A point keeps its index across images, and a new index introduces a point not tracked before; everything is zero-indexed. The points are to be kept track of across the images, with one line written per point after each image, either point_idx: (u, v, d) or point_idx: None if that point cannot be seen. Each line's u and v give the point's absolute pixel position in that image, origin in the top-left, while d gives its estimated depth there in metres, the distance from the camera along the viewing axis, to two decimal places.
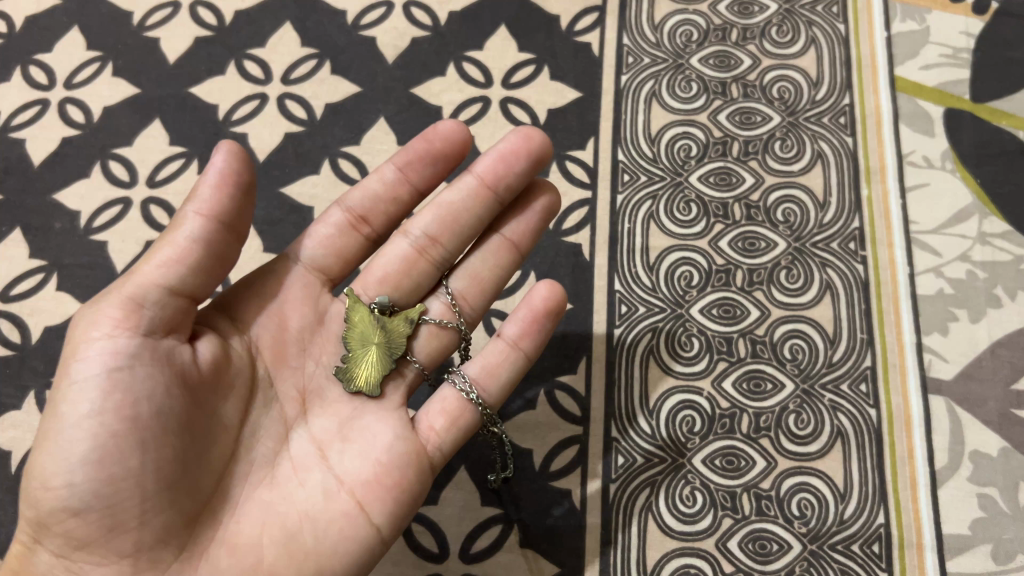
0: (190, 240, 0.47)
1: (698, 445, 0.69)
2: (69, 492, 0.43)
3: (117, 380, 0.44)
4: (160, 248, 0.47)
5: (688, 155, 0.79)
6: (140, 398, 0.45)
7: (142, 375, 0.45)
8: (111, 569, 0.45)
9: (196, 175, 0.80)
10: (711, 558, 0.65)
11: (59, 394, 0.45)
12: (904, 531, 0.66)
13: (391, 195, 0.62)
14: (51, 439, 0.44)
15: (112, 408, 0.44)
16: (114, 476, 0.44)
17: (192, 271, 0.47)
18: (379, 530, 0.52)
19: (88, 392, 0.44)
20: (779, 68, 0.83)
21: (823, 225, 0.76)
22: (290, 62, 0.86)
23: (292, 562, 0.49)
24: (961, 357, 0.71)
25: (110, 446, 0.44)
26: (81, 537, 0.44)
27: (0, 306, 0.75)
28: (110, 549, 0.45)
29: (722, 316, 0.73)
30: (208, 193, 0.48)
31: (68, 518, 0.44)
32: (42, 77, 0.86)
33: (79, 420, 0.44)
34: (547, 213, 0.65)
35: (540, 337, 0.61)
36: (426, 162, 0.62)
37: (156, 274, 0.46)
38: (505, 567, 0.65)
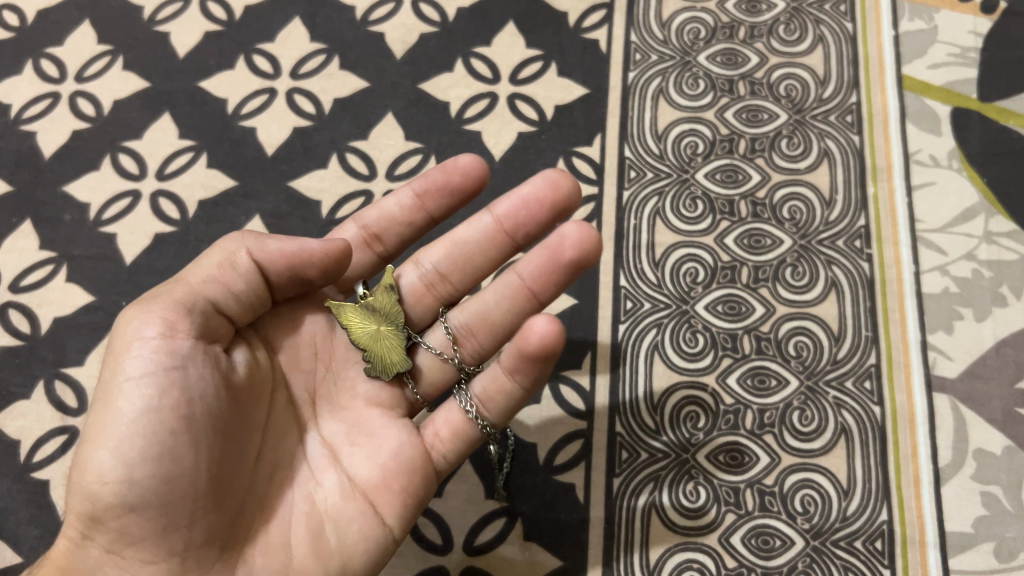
0: (245, 271, 0.52)
1: (702, 441, 0.69)
2: (126, 488, 0.44)
3: (173, 379, 0.46)
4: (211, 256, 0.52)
5: (695, 152, 0.80)
6: (195, 397, 0.47)
7: (196, 374, 0.47)
8: (160, 567, 0.46)
9: (205, 168, 0.81)
10: (714, 553, 0.66)
11: (109, 389, 0.46)
12: (907, 528, 0.66)
13: (406, 219, 0.63)
14: (104, 433, 0.45)
15: (170, 405, 0.46)
16: (170, 475, 0.45)
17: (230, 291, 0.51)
18: (390, 528, 0.53)
19: (142, 389, 0.46)
20: (787, 66, 0.83)
21: (828, 222, 0.76)
22: (299, 57, 0.86)
23: (317, 560, 0.50)
24: (966, 355, 0.71)
25: (166, 443, 0.45)
26: (135, 533, 0.45)
27: (11, 297, 0.76)
28: (162, 548, 0.45)
29: (727, 313, 0.73)
30: (275, 248, 0.53)
31: (121, 514, 0.45)
32: (52, 71, 0.86)
33: (133, 419, 0.45)
34: (571, 269, 0.58)
35: (535, 373, 0.54)
36: (443, 193, 0.63)
37: (221, 279, 0.51)
38: (508, 559, 0.66)
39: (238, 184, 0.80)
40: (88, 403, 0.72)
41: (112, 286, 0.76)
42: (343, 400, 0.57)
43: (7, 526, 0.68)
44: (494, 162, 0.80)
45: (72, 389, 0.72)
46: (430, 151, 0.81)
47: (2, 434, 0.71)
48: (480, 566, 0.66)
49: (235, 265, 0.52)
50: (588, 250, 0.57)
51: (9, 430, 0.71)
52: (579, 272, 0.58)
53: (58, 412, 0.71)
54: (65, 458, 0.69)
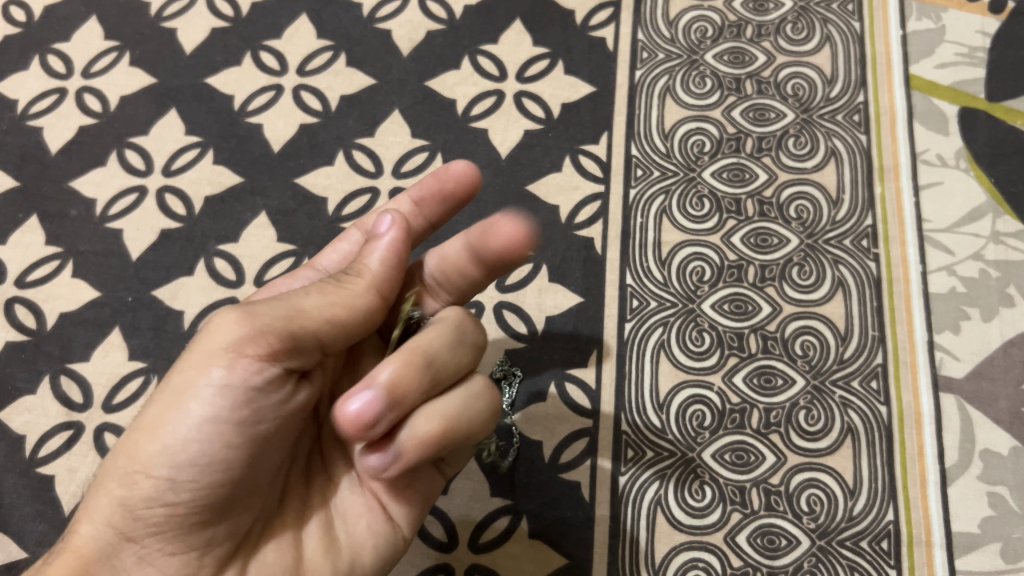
0: (364, 295, 0.46)
1: (708, 440, 0.69)
2: (168, 485, 0.44)
3: (248, 399, 0.44)
4: (330, 290, 0.46)
5: (702, 151, 0.80)
6: (260, 418, 0.45)
7: (269, 401, 0.45)
8: (177, 560, 0.46)
9: (212, 165, 0.81)
10: (720, 552, 0.66)
11: (182, 388, 0.45)
12: (913, 529, 0.66)
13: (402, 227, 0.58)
14: (165, 430, 0.45)
15: (236, 423, 0.44)
16: (215, 484, 0.44)
17: (341, 328, 0.45)
18: (399, 525, 0.52)
19: (214, 399, 0.44)
20: (794, 66, 0.83)
21: (836, 221, 0.76)
22: (305, 53, 0.86)
23: (327, 556, 0.49)
24: (973, 355, 0.71)
25: (222, 457, 0.44)
26: (162, 525, 0.45)
27: (17, 292, 0.76)
28: (185, 543, 0.45)
29: (733, 312, 0.73)
30: (378, 265, 0.47)
31: (155, 507, 0.45)
32: (60, 67, 0.86)
33: (198, 425, 0.44)
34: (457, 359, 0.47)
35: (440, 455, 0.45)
36: (438, 199, 0.57)
37: (336, 315, 0.45)
38: (513, 557, 0.66)
39: (244, 180, 0.80)
40: (94, 398, 0.72)
41: (117, 281, 0.76)
42: None
43: (12, 521, 0.68)
44: (501, 160, 0.80)
45: (78, 385, 0.72)
46: (436, 148, 0.81)
47: (8, 429, 0.71)
48: (485, 564, 0.66)
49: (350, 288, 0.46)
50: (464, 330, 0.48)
51: (14, 425, 0.71)
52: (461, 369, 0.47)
53: (64, 408, 0.71)
54: (70, 453, 0.69)
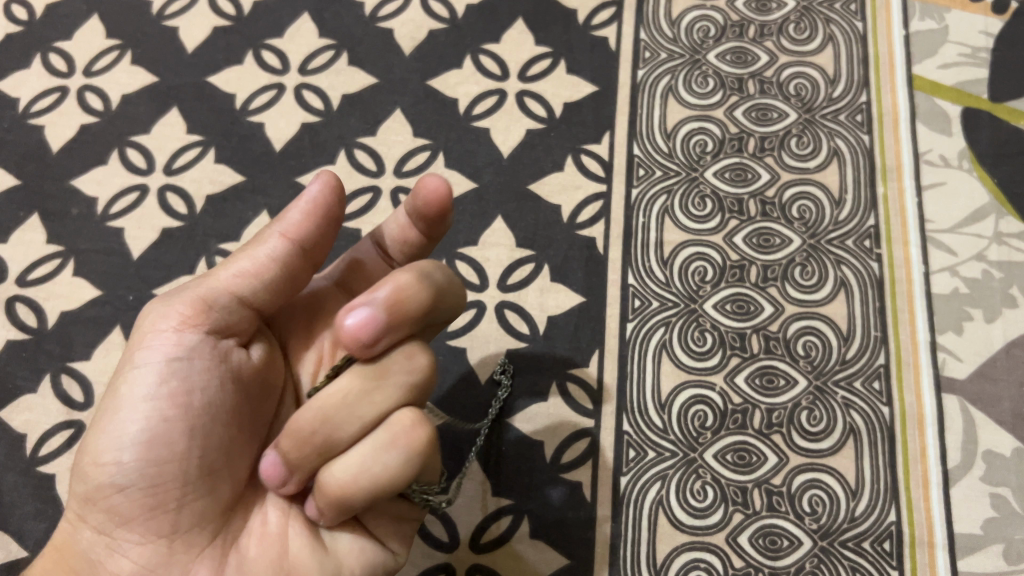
0: (275, 253, 0.47)
1: (710, 440, 0.69)
2: (117, 468, 0.46)
3: (175, 368, 0.47)
4: (240, 258, 0.48)
5: (704, 151, 0.79)
6: (192, 387, 0.47)
7: (199, 366, 0.47)
8: (147, 549, 0.46)
9: (214, 163, 0.81)
10: (722, 553, 0.65)
11: (121, 377, 0.48)
12: (915, 530, 0.66)
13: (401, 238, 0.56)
14: (106, 419, 0.47)
15: (167, 394, 0.47)
16: (159, 459, 0.46)
17: (266, 286, 0.48)
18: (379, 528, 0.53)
19: (145, 376, 0.47)
20: (797, 65, 0.83)
21: (838, 222, 0.76)
22: (307, 52, 0.86)
23: (313, 555, 0.49)
24: (976, 356, 0.71)
25: (160, 429, 0.46)
26: (123, 512, 0.46)
27: (18, 290, 0.76)
28: (149, 529, 0.46)
29: (736, 312, 0.73)
30: (298, 216, 0.48)
31: (112, 492, 0.46)
32: (61, 65, 0.86)
33: (137, 403, 0.47)
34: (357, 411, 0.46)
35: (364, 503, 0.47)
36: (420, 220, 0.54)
37: (251, 273, 0.47)
38: (515, 557, 0.66)
39: (246, 179, 0.80)
40: (95, 397, 0.71)
41: (118, 280, 0.76)
42: None
43: (13, 519, 0.68)
44: (503, 160, 0.80)
45: (79, 384, 0.72)
46: (438, 147, 0.81)
47: (9, 427, 0.71)
48: (486, 564, 0.66)
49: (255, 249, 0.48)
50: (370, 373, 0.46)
51: (15, 424, 0.71)
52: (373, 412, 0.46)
53: (65, 406, 0.71)
54: (71, 452, 0.69)
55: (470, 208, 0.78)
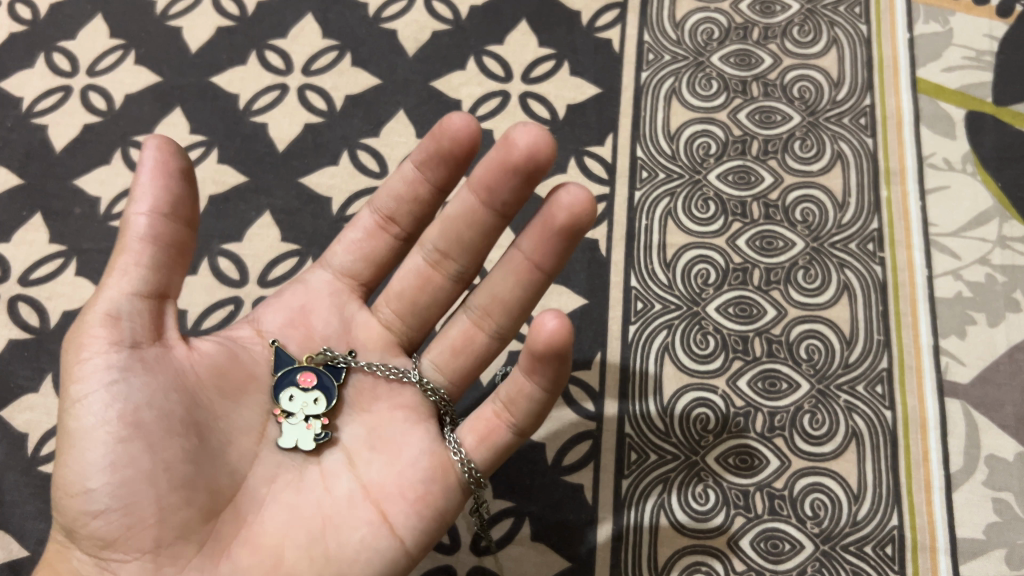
0: (147, 237, 0.48)
1: (712, 443, 0.69)
2: (88, 496, 0.46)
3: (116, 392, 0.47)
4: (117, 258, 0.48)
5: (707, 153, 0.79)
6: (140, 404, 0.47)
7: (138, 382, 0.47)
8: (134, 567, 0.46)
9: (217, 163, 0.81)
10: (723, 556, 0.65)
11: (68, 416, 0.47)
12: (917, 534, 0.65)
13: (412, 194, 0.60)
14: (69, 453, 0.46)
15: (116, 417, 0.46)
16: (127, 477, 0.46)
17: (154, 266, 0.48)
18: (402, 542, 0.52)
19: (91, 406, 0.46)
20: (801, 68, 0.83)
21: (842, 225, 0.76)
22: (311, 53, 0.86)
23: (312, 564, 0.49)
24: (979, 360, 0.71)
25: (121, 451, 0.46)
26: (105, 536, 0.46)
27: (20, 289, 0.76)
28: (132, 546, 0.46)
29: (738, 315, 0.73)
30: (150, 188, 0.48)
31: (91, 520, 0.46)
32: (65, 64, 0.86)
33: (90, 432, 0.46)
34: (567, 233, 0.55)
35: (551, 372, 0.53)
36: (436, 163, 0.58)
37: (130, 267, 0.48)
38: (516, 559, 0.65)
39: (248, 180, 0.80)
40: None
41: None
42: (365, 405, 0.56)
43: (15, 518, 0.68)
44: None
45: None
46: None
47: (10, 426, 0.71)
48: (487, 567, 0.66)
49: (127, 250, 0.48)
50: (578, 213, 0.54)
51: (17, 423, 0.71)
52: (576, 239, 0.55)
53: None
54: None
55: None
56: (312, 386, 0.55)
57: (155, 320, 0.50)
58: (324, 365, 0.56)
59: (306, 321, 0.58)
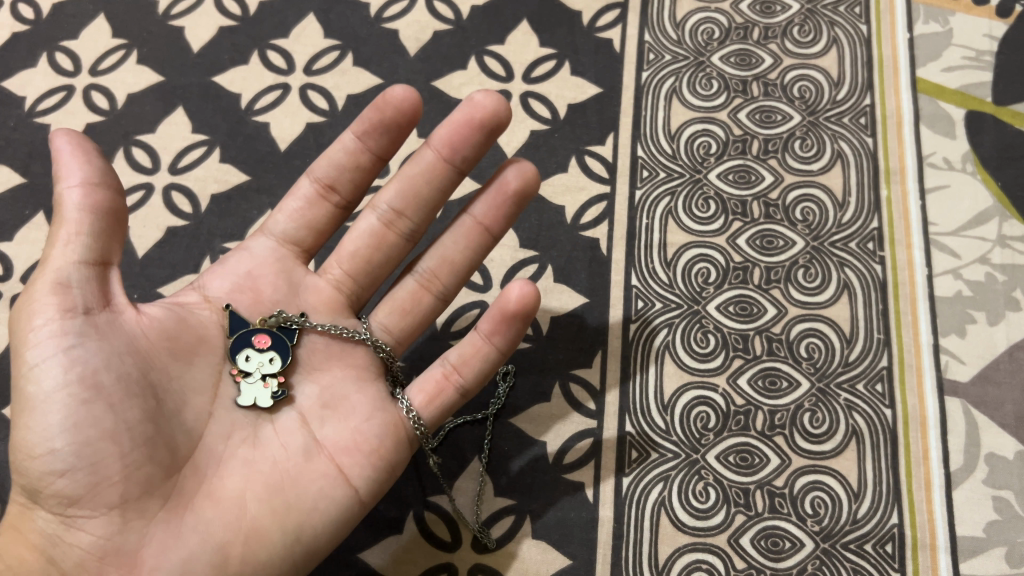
0: (85, 208, 0.49)
1: (712, 442, 0.69)
2: (50, 457, 0.47)
3: (74, 356, 0.48)
4: (57, 231, 0.49)
5: (708, 152, 0.80)
6: (99, 366, 0.49)
7: (95, 347, 0.49)
8: (102, 521, 0.49)
9: (219, 163, 0.81)
10: (723, 554, 0.66)
11: (23, 381, 0.48)
12: (917, 532, 0.66)
13: (353, 163, 0.64)
14: (26, 418, 0.47)
15: (76, 379, 0.48)
16: (90, 438, 0.48)
17: (96, 236, 0.50)
18: (357, 492, 0.57)
19: (47, 371, 0.47)
20: (801, 68, 0.83)
21: (842, 224, 0.76)
22: (313, 53, 0.87)
23: (274, 514, 0.53)
24: (979, 359, 0.71)
25: (83, 413, 0.47)
26: (71, 494, 0.48)
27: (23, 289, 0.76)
28: (98, 503, 0.48)
29: (739, 314, 0.73)
30: (77, 165, 0.49)
31: (53, 479, 0.47)
32: (68, 64, 0.86)
33: (48, 395, 0.47)
34: (519, 196, 0.65)
35: (509, 336, 0.62)
36: (379, 132, 0.62)
37: (72, 237, 0.49)
38: (517, 557, 0.66)
39: (251, 179, 0.80)
40: None
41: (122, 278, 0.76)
42: (316, 366, 0.60)
43: None
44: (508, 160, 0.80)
45: None
46: None
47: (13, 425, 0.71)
48: (487, 564, 0.66)
49: (66, 222, 0.49)
50: (528, 179, 0.64)
51: None
52: (525, 202, 0.65)
53: None
54: None
55: None
56: (267, 348, 0.58)
57: (102, 287, 0.51)
58: (278, 328, 0.59)
59: (253, 285, 0.61)
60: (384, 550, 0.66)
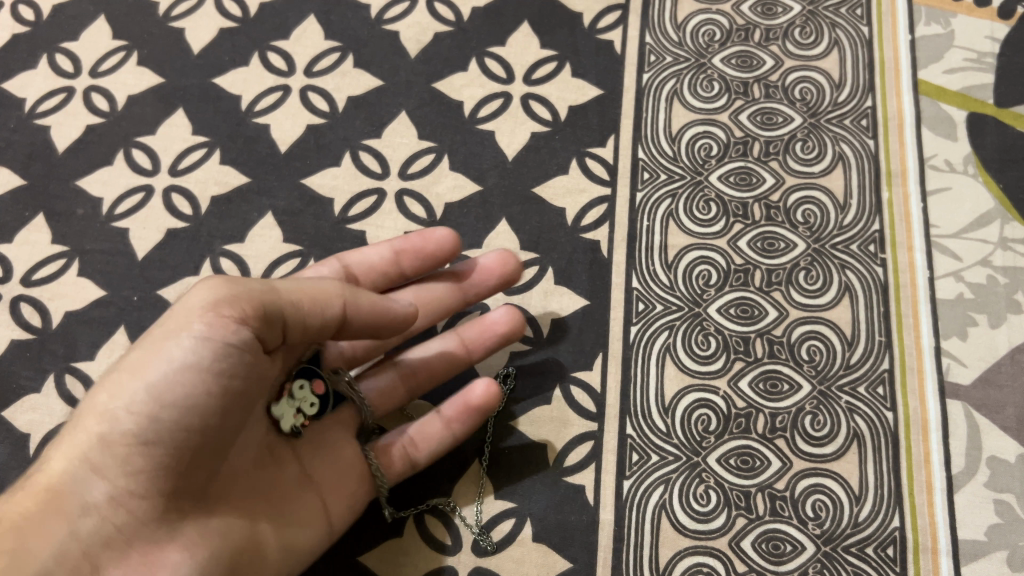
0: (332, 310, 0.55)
1: (713, 444, 0.69)
2: (148, 424, 0.48)
3: (224, 352, 0.49)
4: (316, 288, 0.55)
5: (709, 154, 0.79)
6: (238, 374, 0.50)
7: (246, 357, 0.50)
8: (144, 502, 0.50)
9: (219, 164, 0.81)
10: (724, 557, 0.65)
11: (163, 339, 0.49)
12: (919, 536, 0.65)
13: (383, 268, 0.69)
14: (144, 375, 0.48)
15: (213, 372, 0.49)
16: (191, 429, 0.49)
17: (313, 321, 0.54)
18: (337, 523, 0.62)
19: (192, 349, 0.48)
20: (803, 70, 0.83)
21: (842, 227, 0.76)
22: (314, 54, 0.86)
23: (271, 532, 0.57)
24: (980, 361, 0.71)
25: (200, 403, 0.49)
26: (137, 467, 0.49)
27: (22, 290, 0.76)
28: (150, 486, 0.50)
29: (740, 316, 0.73)
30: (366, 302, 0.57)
31: (131, 446, 0.49)
32: (68, 66, 0.86)
33: (181, 372, 0.48)
34: (505, 339, 0.69)
35: (471, 423, 0.66)
36: (418, 256, 0.69)
37: (307, 303, 0.54)
38: (518, 561, 0.65)
39: (251, 180, 0.80)
40: None
41: (122, 280, 0.76)
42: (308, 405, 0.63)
43: None
44: (508, 162, 0.80)
45: (82, 383, 0.72)
46: (444, 150, 0.81)
47: (12, 427, 0.71)
48: (488, 567, 0.66)
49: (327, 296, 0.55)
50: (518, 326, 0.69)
51: (18, 424, 0.71)
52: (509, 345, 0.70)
53: (69, 406, 0.71)
54: None
55: (474, 210, 0.78)
56: (321, 393, 0.62)
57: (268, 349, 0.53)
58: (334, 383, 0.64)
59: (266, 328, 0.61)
60: (383, 553, 0.66)
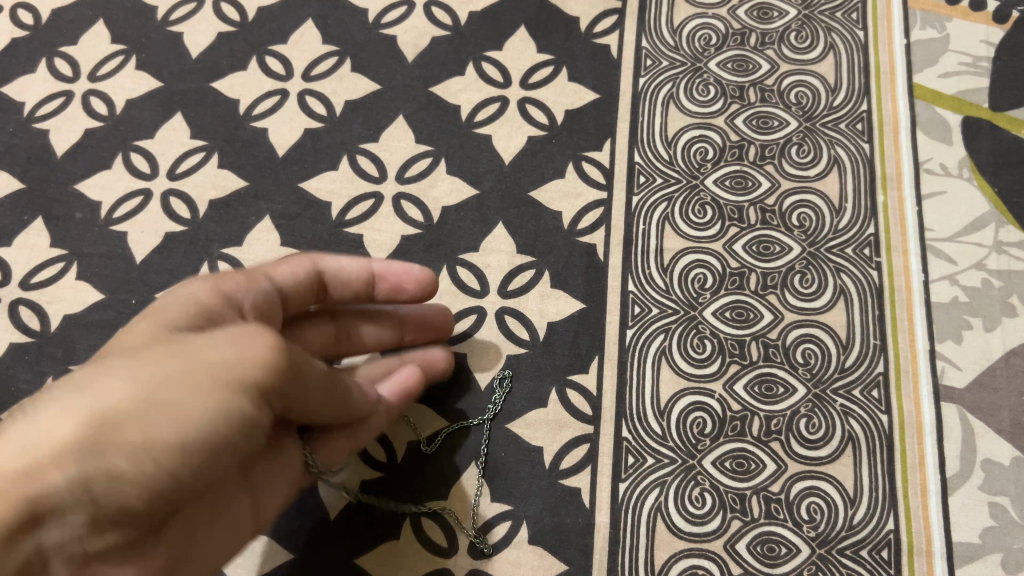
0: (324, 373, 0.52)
1: (708, 447, 0.69)
2: (156, 464, 0.42)
3: (254, 412, 0.46)
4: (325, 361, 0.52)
5: (704, 158, 0.80)
6: (257, 432, 0.47)
7: (266, 419, 0.47)
8: (105, 534, 0.43)
9: (217, 168, 0.81)
10: (719, 560, 0.66)
11: (204, 376, 0.44)
12: (913, 538, 0.66)
13: (355, 289, 0.64)
14: (169, 409, 0.43)
15: (241, 429, 0.45)
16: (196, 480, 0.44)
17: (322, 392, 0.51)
18: None
19: (233, 399, 0.45)
20: (798, 74, 0.83)
21: (838, 230, 0.76)
22: (311, 59, 0.87)
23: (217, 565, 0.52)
24: (975, 365, 0.71)
25: (219, 456, 0.45)
26: (118, 502, 0.42)
27: (21, 294, 0.76)
28: (119, 522, 0.43)
29: (735, 319, 0.73)
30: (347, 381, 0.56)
31: (127, 480, 0.42)
32: (67, 70, 0.87)
33: (213, 418, 0.44)
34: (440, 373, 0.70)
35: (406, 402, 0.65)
36: (397, 292, 0.66)
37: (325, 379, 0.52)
38: (514, 563, 0.66)
39: (249, 184, 0.80)
40: None
41: (121, 284, 0.76)
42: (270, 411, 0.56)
43: None
44: (504, 166, 0.80)
45: None
46: (441, 154, 0.81)
47: None
48: (484, 570, 0.66)
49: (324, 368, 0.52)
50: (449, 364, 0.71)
51: None
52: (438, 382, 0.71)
53: None
54: None
55: (470, 214, 0.78)
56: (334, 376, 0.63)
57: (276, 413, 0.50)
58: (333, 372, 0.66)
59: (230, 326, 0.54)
60: (379, 556, 0.66)
